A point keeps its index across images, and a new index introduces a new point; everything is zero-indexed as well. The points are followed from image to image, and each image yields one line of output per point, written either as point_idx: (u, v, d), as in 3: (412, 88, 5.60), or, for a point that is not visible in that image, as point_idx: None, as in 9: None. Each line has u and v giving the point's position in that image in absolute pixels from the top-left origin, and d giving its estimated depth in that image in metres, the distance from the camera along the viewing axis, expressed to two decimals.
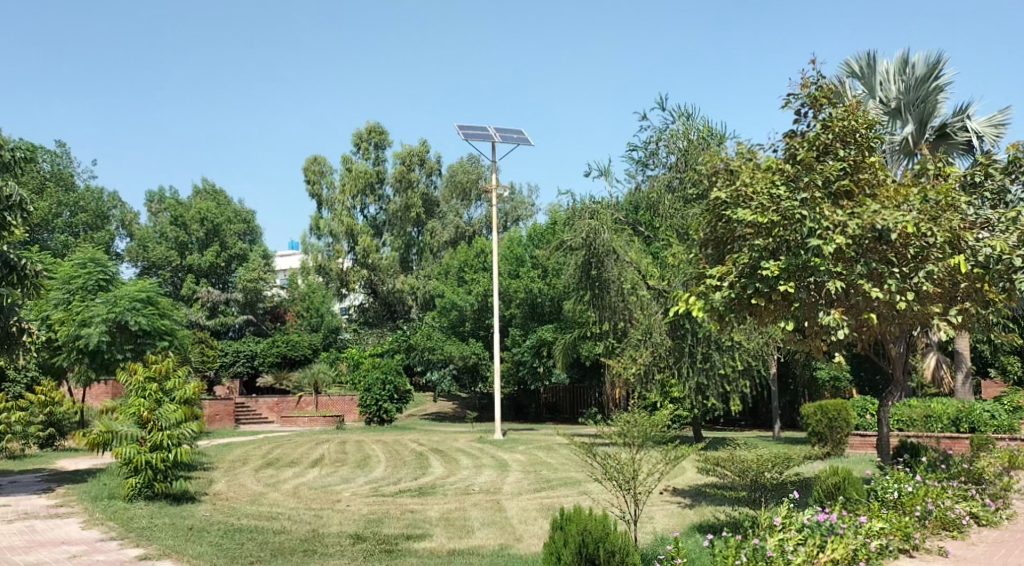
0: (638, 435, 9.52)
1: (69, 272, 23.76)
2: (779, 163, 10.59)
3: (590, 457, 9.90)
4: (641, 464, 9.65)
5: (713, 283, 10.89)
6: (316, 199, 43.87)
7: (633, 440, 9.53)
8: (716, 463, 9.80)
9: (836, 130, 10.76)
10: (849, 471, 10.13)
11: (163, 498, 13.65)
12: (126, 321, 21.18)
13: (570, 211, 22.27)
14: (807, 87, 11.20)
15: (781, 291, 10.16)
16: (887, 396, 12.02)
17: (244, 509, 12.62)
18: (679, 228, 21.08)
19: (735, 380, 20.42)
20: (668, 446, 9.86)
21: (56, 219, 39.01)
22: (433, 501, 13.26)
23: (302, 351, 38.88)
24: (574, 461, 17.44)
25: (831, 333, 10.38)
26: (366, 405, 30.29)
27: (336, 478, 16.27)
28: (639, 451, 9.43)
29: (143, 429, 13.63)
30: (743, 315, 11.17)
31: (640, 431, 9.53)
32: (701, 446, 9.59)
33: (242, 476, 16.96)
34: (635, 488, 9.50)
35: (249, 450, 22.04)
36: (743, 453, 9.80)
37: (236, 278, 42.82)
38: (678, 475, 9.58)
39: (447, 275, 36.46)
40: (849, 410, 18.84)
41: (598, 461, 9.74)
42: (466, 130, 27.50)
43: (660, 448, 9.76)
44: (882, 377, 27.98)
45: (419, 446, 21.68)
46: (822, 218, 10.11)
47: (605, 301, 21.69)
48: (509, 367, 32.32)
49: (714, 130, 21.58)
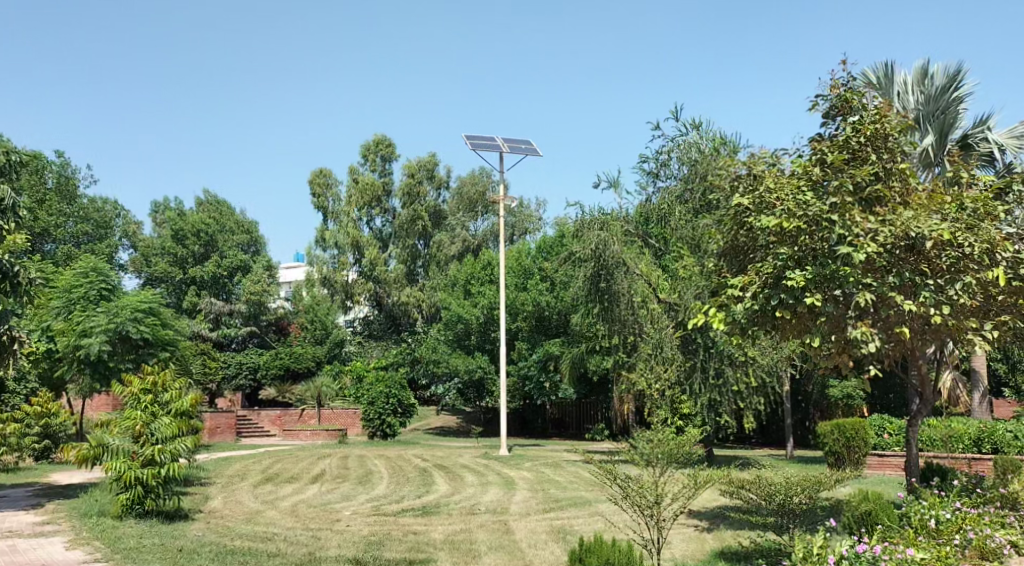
0: (662, 455, 8.99)
1: (70, 280, 23.10)
2: (807, 166, 10.06)
3: (609, 480, 9.35)
4: (664, 488, 9.10)
5: (735, 293, 10.32)
6: (321, 211, 43.42)
7: (656, 461, 8.99)
8: (741, 487, 9.25)
9: (868, 133, 10.16)
10: (880, 496, 9.58)
11: (155, 516, 13.11)
12: (127, 331, 20.57)
13: (579, 223, 21.73)
14: (835, 88, 10.61)
15: (807, 304, 9.58)
16: (916, 415, 11.41)
17: (239, 529, 12.06)
18: (691, 240, 20.58)
19: (749, 396, 19.89)
20: (691, 469, 9.31)
21: (58, 229, 38.59)
22: (437, 522, 12.66)
23: (306, 364, 38.22)
24: (584, 480, 16.82)
25: (860, 349, 9.80)
26: (370, 419, 29.68)
27: (337, 496, 15.67)
28: (662, 474, 8.88)
29: (136, 444, 13.06)
30: (766, 329, 10.60)
31: (664, 452, 9.00)
32: (726, 469, 9.03)
33: (239, 492, 16.39)
34: (657, 514, 8.96)
35: (248, 465, 21.46)
36: (769, 476, 9.26)
37: (240, 290, 42.31)
38: (703, 499, 9.04)
39: (453, 288, 35.82)
40: (867, 428, 18.21)
41: (617, 484, 9.20)
42: (474, 139, 27.02)
43: (683, 469, 9.22)
44: (895, 396, 27.43)
45: (423, 462, 21.06)
46: (852, 225, 9.56)
47: (614, 314, 21.18)
48: (515, 382, 31.75)
49: (728, 142, 21.01)
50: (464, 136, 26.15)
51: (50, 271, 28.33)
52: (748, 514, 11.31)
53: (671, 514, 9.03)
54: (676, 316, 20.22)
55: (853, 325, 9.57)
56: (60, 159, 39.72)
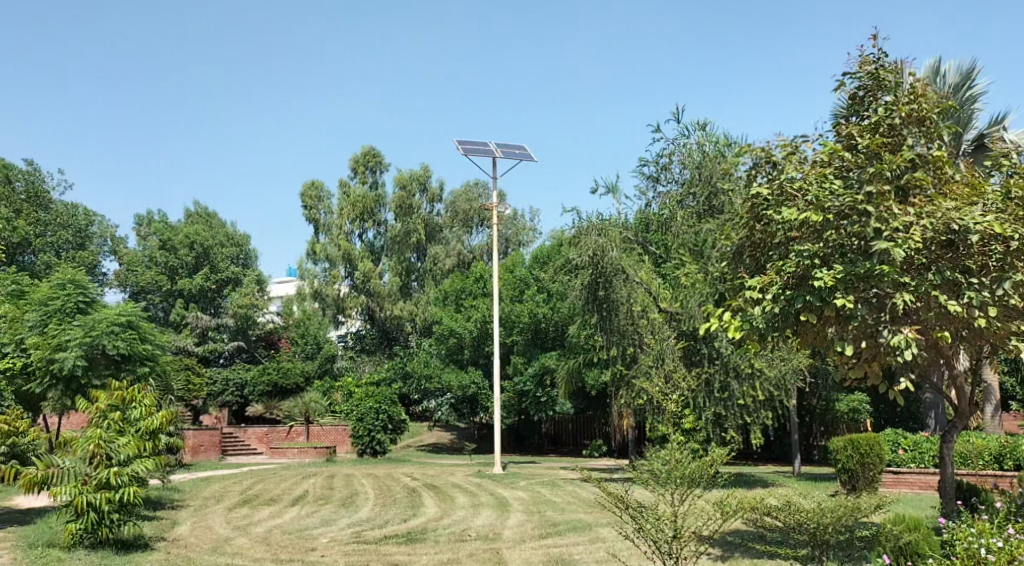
0: (681, 480, 7.83)
1: (46, 293, 21.27)
2: (838, 149, 8.97)
3: (618, 509, 8.28)
4: (684, 519, 8.06)
5: (753, 295, 9.19)
6: (312, 223, 42.20)
7: (675, 488, 7.86)
8: (766, 514, 8.16)
9: (904, 114, 8.98)
10: (921, 522, 8.44)
11: (109, 546, 11.96)
12: (104, 346, 19.12)
13: (576, 230, 20.48)
14: (865, 65, 9.40)
15: (838, 306, 8.43)
16: (951, 432, 10.17)
17: (201, 561, 10.91)
18: (694, 246, 19.53)
19: (756, 410, 18.79)
20: (714, 496, 8.22)
21: (36, 240, 37.56)
22: (421, 551, 11.48)
23: (294, 380, 36.59)
24: (583, 501, 15.64)
25: (896, 357, 8.65)
26: (358, 436, 28.46)
27: (315, 520, 14.49)
28: (680, 503, 7.81)
29: (89, 465, 11.86)
30: (786, 335, 9.47)
31: (685, 477, 7.83)
32: (749, 496, 7.94)
33: (211, 516, 15.21)
34: (677, 552, 7.94)
35: (228, 485, 20.26)
36: (798, 501, 8.16)
37: (227, 304, 41.07)
38: (728, 530, 7.90)
39: (444, 302, 34.62)
40: (883, 444, 16.91)
41: (630, 514, 8.15)
42: (466, 145, 25.97)
43: (709, 491, 8.10)
44: (903, 410, 26.34)
45: (413, 481, 19.88)
46: (889, 216, 8.45)
47: (614, 325, 19.79)
48: (511, 398, 30.47)
49: (733, 143, 19.94)
50: (455, 141, 25.08)
51: (24, 282, 27.12)
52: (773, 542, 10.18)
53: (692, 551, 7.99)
54: (678, 326, 19.19)
55: (888, 331, 8.46)
56: (31, 167, 38.64)
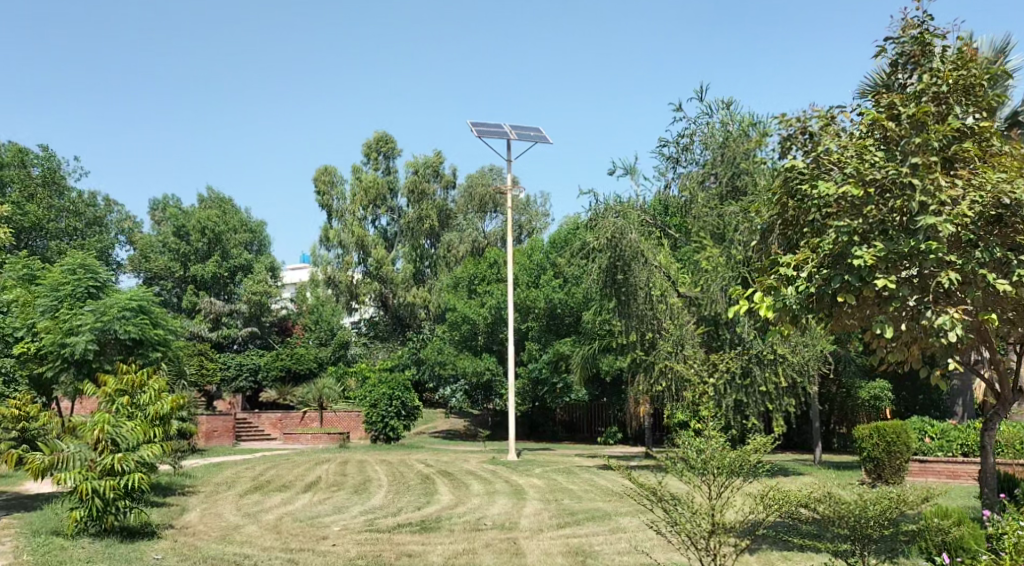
0: (720, 469, 7.45)
1: (57, 278, 20.86)
2: (881, 118, 8.43)
3: (649, 502, 7.84)
4: (719, 514, 7.59)
5: (787, 274, 8.71)
6: (325, 209, 41.79)
7: (713, 477, 7.47)
8: (805, 506, 7.69)
9: (951, 82, 8.46)
10: (967, 516, 7.95)
11: (115, 534, 11.63)
12: (115, 331, 18.66)
13: (593, 213, 19.67)
14: (909, 30, 8.85)
15: (879, 286, 7.92)
16: (993, 418, 9.65)
17: (208, 549, 10.55)
18: (716, 230, 18.98)
19: (779, 397, 18.25)
20: (750, 488, 7.75)
21: (49, 225, 37.38)
22: (436, 541, 11.07)
23: (307, 365, 36.56)
24: (602, 490, 15.21)
25: (940, 339, 8.13)
26: (372, 422, 28.12)
27: (327, 508, 14.12)
28: (717, 496, 7.36)
29: (94, 451, 11.50)
30: (821, 317, 8.97)
31: (724, 465, 7.44)
32: (790, 488, 7.47)
33: (222, 503, 14.85)
34: (713, 549, 7.48)
35: (240, 471, 19.98)
36: (840, 494, 7.69)
37: (240, 290, 40.76)
38: (770, 523, 7.49)
39: (457, 288, 34.26)
40: (910, 432, 16.39)
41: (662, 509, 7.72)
42: (480, 126, 25.50)
43: (749, 481, 7.71)
44: (925, 398, 25.78)
45: (427, 468, 19.50)
46: (935, 190, 7.93)
47: (631, 309, 18.83)
48: (526, 385, 30.06)
49: (758, 123, 19.37)
50: (469, 123, 24.62)
51: (35, 265, 26.88)
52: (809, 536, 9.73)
53: (729, 547, 7.53)
54: (699, 311, 18.87)
55: (931, 311, 7.94)
56: (46, 152, 38.48)
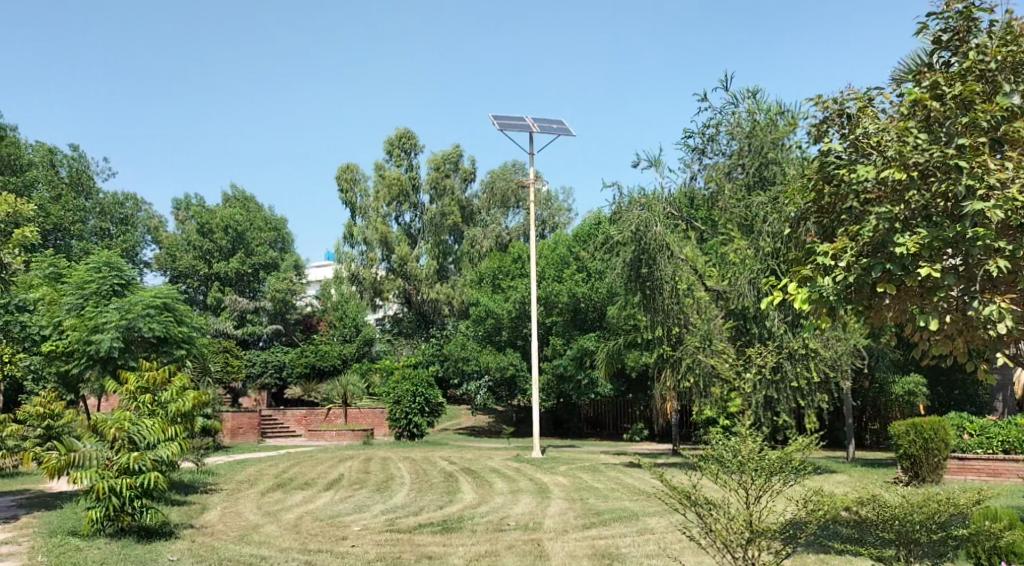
0: (759, 471, 7.10)
1: (82, 276, 20.57)
2: (924, 97, 8.02)
3: (683, 506, 7.51)
4: (758, 519, 7.24)
5: (824, 263, 8.31)
6: (348, 207, 41.65)
7: (751, 479, 7.13)
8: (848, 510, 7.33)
9: (999, 58, 8.07)
10: (1018, 520, 7.54)
11: (132, 534, 11.42)
12: (139, 328, 18.26)
13: (617, 206, 19.28)
14: (955, 4, 8.42)
15: (923, 275, 7.51)
16: None
17: (226, 550, 10.34)
18: (744, 221, 18.46)
19: (810, 392, 17.77)
20: (789, 491, 7.39)
21: (76, 224, 37.50)
22: (457, 542, 10.75)
23: (331, 362, 36.29)
24: (628, 488, 14.85)
25: (987, 330, 7.70)
26: (396, 419, 27.88)
27: (349, 506, 13.87)
28: (755, 500, 7.02)
29: (111, 450, 11.29)
30: (859, 309, 8.57)
31: (763, 467, 7.10)
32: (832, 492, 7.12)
33: (243, 501, 14.68)
34: (753, 556, 7.13)
35: (262, 468, 19.81)
36: (884, 498, 7.32)
37: (265, 288, 40.69)
38: (811, 528, 7.13)
39: (482, 283, 33.99)
40: (948, 430, 15.87)
41: (697, 513, 7.37)
42: (502, 120, 25.15)
43: (789, 485, 7.35)
44: (960, 394, 25.17)
45: (450, 465, 19.23)
46: (983, 173, 7.51)
47: (657, 304, 18.51)
48: (550, 380, 29.71)
49: (786, 111, 18.89)
50: (492, 116, 24.29)
51: (61, 264, 26.89)
52: (848, 540, 9.35)
53: (769, 553, 7.18)
54: (727, 305, 18.32)
55: (978, 300, 7.56)
56: (74, 152, 38.67)
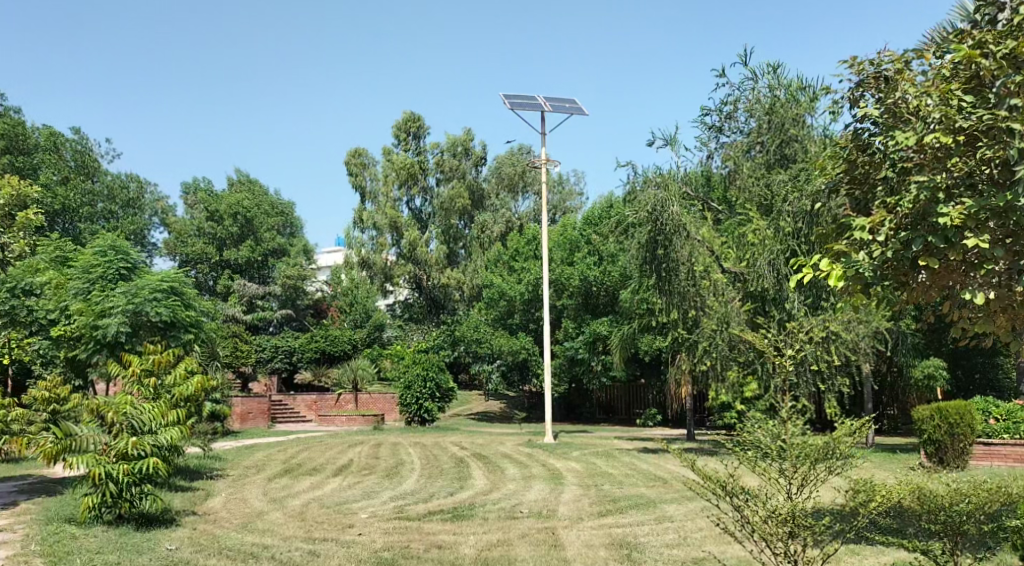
0: (801, 458, 6.68)
1: (88, 260, 19.96)
2: (972, 55, 7.48)
3: (717, 494, 7.07)
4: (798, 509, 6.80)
5: (860, 238, 7.84)
6: (357, 190, 41.22)
7: (792, 467, 6.71)
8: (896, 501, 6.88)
9: None
10: None
11: (131, 522, 10.99)
12: (146, 313, 17.71)
13: (632, 186, 18.74)
14: None
15: (969, 247, 7.03)
16: None
17: (229, 538, 9.95)
18: (763, 200, 17.95)
19: (831, 376, 17.32)
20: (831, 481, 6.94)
21: (83, 209, 37.19)
22: (468, 530, 10.31)
23: (342, 347, 35.96)
24: (645, 474, 14.42)
25: None
26: (407, 404, 27.46)
27: (357, 493, 13.47)
28: (797, 488, 6.59)
29: (109, 435, 10.90)
30: (898, 287, 8.07)
31: (804, 454, 6.68)
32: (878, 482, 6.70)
33: (248, 487, 14.28)
34: (795, 549, 6.69)
35: (270, 454, 19.40)
36: (934, 489, 6.89)
37: (275, 273, 40.33)
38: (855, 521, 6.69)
39: (495, 266, 33.57)
40: (974, 413, 15.40)
41: (736, 504, 6.92)
42: (513, 99, 24.60)
43: (832, 473, 6.90)
44: (980, 378, 24.75)
45: (461, 451, 18.81)
46: None
47: (673, 286, 17.99)
48: (562, 364, 29.28)
49: (807, 87, 18.30)
50: (502, 96, 23.74)
51: (67, 248, 26.48)
52: (886, 530, 8.89)
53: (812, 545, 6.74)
54: (745, 287, 17.75)
55: None
56: (79, 135, 38.25)
